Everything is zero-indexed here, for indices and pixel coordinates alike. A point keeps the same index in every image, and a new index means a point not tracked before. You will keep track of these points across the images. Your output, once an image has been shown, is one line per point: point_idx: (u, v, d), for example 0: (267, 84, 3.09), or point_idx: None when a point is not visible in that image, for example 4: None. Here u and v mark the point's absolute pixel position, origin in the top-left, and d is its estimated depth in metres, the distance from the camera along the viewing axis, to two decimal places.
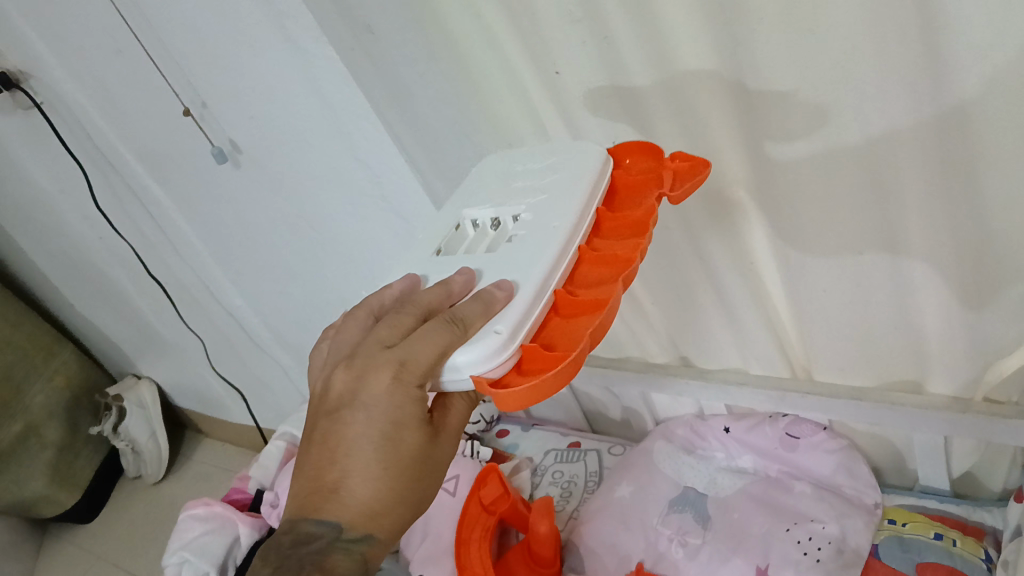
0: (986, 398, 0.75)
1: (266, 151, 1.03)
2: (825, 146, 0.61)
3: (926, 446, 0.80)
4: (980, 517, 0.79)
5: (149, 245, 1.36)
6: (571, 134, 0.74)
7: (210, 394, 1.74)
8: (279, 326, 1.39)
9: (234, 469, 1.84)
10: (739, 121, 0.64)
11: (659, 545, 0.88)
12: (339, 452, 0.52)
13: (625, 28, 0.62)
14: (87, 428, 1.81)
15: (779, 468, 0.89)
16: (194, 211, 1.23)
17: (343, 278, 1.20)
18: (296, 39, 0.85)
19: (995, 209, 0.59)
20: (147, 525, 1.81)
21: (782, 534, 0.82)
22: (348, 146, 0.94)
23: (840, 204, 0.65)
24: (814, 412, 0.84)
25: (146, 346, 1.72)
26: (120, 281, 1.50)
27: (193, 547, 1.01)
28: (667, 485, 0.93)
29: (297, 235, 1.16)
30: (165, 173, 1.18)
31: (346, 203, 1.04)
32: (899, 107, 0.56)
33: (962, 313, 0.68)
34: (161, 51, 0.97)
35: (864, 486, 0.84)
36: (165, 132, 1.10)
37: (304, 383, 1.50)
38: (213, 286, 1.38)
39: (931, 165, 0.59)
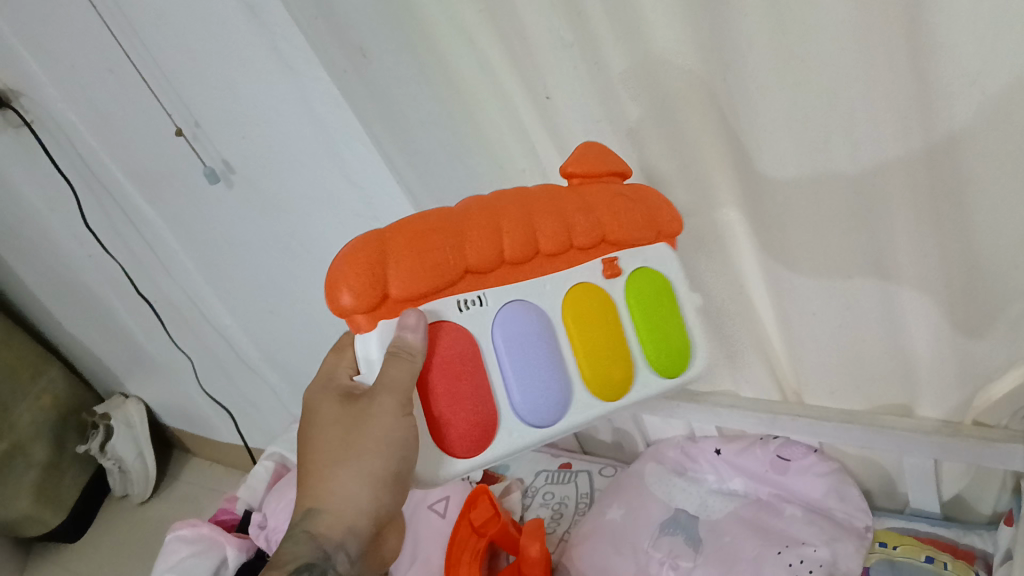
0: (975, 421, 0.75)
1: (258, 172, 1.03)
2: (815, 172, 0.62)
3: (916, 469, 0.80)
4: (970, 540, 0.79)
5: (139, 264, 1.35)
6: (563, 158, 0.75)
7: (198, 413, 1.72)
8: (269, 345, 1.38)
9: (222, 489, 1.83)
10: (730, 146, 0.65)
11: (649, 568, 0.87)
12: (308, 470, 0.53)
13: (618, 54, 0.63)
14: (73, 447, 1.79)
15: (770, 491, 0.89)
16: (185, 230, 1.22)
17: None
18: (290, 60, 0.85)
19: (984, 235, 0.60)
20: (133, 546, 1.79)
21: (773, 558, 0.82)
22: (340, 167, 0.95)
23: (830, 229, 0.66)
24: (806, 436, 0.84)
25: (134, 365, 1.71)
26: (109, 299, 1.49)
27: (178, 569, 1.00)
28: (659, 507, 0.92)
29: (287, 255, 1.16)
30: (156, 192, 1.18)
31: (338, 223, 1.04)
32: (889, 133, 0.56)
33: (951, 337, 0.69)
34: (154, 71, 0.97)
35: (855, 509, 0.84)
36: (156, 151, 1.10)
37: (293, 403, 1.49)
38: (203, 305, 1.37)
39: (920, 191, 0.59)
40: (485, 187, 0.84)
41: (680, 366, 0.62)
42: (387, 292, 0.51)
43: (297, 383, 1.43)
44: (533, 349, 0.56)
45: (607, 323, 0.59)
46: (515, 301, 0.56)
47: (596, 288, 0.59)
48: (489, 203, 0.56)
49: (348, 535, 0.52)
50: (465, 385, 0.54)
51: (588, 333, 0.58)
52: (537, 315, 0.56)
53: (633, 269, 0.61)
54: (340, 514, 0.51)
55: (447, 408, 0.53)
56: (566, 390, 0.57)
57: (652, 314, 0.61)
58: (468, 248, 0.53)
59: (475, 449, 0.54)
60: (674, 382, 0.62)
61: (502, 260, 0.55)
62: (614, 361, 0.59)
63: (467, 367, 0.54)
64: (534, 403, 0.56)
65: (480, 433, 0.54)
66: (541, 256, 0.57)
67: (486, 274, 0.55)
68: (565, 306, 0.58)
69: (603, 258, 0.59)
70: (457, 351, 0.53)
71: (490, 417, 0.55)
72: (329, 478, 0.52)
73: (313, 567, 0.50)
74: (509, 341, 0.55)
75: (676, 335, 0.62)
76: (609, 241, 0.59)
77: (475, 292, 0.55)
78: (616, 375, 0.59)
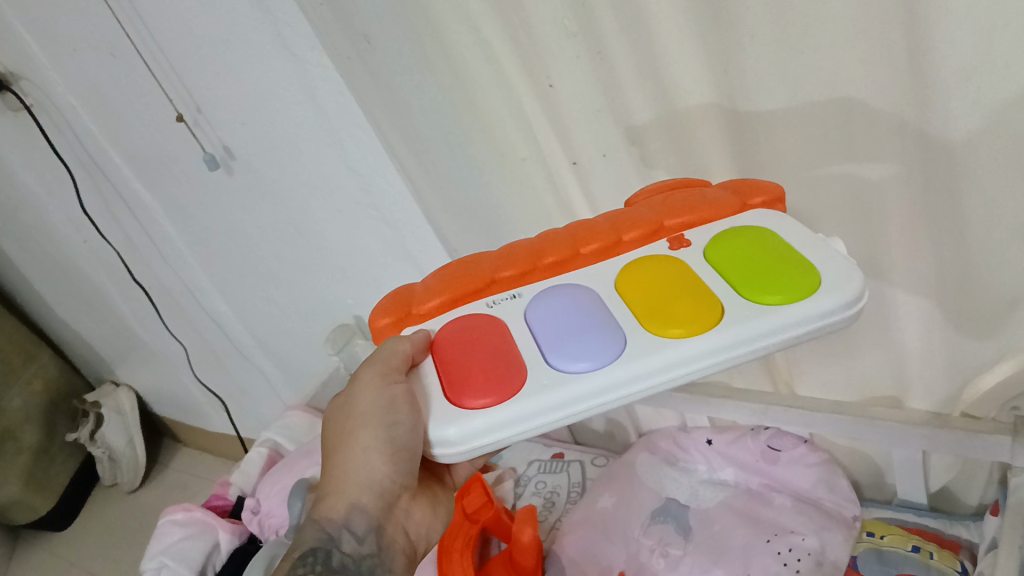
0: (964, 413, 0.76)
1: (258, 159, 1.04)
2: (813, 164, 0.63)
3: (904, 461, 0.81)
4: (956, 531, 0.80)
5: (135, 251, 1.36)
6: (563, 146, 0.76)
7: (190, 401, 1.72)
8: (264, 333, 1.38)
9: (213, 479, 1.83)
10: (730, 137, 0.66)
11: (640, 556, 0.88)
12: (333, 446, 0.60)
13: (621, 44, 0.63)
14: (64, 434, 1.80)
15: (760, 481, 0.90)
16: (183, 216, 1.23)
17: (330, 285, 1.21)
18: (293, 47, 0.86)
19: (977, 229, 0.60)
20: (122, 534, 1.79)
21: (762, 546, 0.83)
22: (341, 153, 0.96)
23: (825, 220, 0.68)
24: (797, 425, 0.85)
25: (126, 352, 1.71)
26: (104, 286, 1.49)
27: (172, 552, 1.00)
28: (650, 496, 0.93)
29: (285, 242, 1.16)
30: (154, 177, 1.18)
31: (336, 210, 1.05)
32: (885, 123, 0.57)
33: (941, 329, 0.70)
34: (156, 55, 0.98)
35: (844, 499, 0.85)
36: (155, 135, 1.10)
37: (286, 391, 1.50)
38: (198, 293, 1.38)
39: (915, 182, 0.60)
40: (486, 176, 0.85)
41: (796, 296, 0.48)
42: (410, 307, 0.57)
43: (292, 372, 1.44)
44: (573, 318, 0.52)
45: (675, 282, 0.52)
46: (563, 287, 0.55)
47: (657, 260, 0.55)
48: (543, 236, 0.60)
49: (351, 514, 0.58)
50: (482, 356, 0.52)
51: (652, 296, 0.52)
52: (579, 293, 0.54)
53: (709, 240, 0.55)
54: (342, 494, 0.58)
55: (461, 372, 0.51)
56: (620, 341, 0.50)
57: (746, 262, 0.52)
58: (500, 263, 0.57)
59: (488, 398, 0.49)
60: (794, 312, 0.48)
61: (539, 262, 0.56)
62: (698, 311, 0.50)
63: (489, 338, 0.53)
64: (586, 361, 0.49)
65: (496, 383, 0.50)
66: (587, 252, 0.56)
67: (528, 277, 0.57)
68: (621, 286, 0.54)
69: (669, 237, 0.56)
70: (478, 327, 0.54)
71: (512, 371, 0.50)
72: (337, 461, 0.59)
73: (318, 549, 0.58)
74: (548, 317, 0.53)
75: (795, 275, 0.50)
76: (672, 227, 0.57)
77: (511, 291, 0.56)
78: (701, 323, 0.49)
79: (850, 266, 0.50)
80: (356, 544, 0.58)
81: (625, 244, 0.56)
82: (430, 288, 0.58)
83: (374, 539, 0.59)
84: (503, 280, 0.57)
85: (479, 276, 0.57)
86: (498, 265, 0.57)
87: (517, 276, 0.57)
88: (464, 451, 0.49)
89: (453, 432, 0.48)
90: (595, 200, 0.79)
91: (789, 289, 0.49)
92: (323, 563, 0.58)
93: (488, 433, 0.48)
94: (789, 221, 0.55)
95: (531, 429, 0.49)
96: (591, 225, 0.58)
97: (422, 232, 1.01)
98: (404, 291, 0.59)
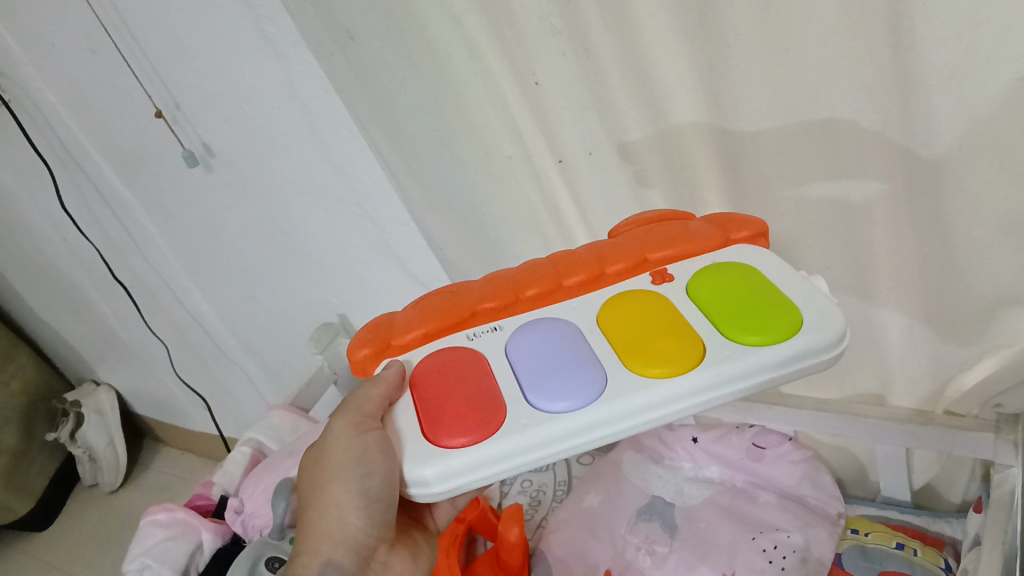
0: (947, 410, 0.76)
1: (240, 157, 1.03)
2: (797, 162, 0.63)
3: (887, 458, 0.81)
4: (939, 527, 0.80)
5: (115, 249, 1.34)
6: (549, 145, 0.75)
7: (172, 400, 1.71)
8: (246, 332, 1.37)
9: (195, 479, 1.82)
10: (714, 135, 0.66)
11: (626, 554, 0.88)
12: (310, 497, 0.60)
13: (606, 42, 0.63)
14: (43, 434, 1.78)
15: (745, 478, 0.90)
16: (164, 214, 1.21)
17: (314, 284, 1.20)
18: (276, 43, 0.85)
19: (961, 227, 0.61)
20: (103, 535, 1.77)
21: (748, 543, 0.83)
22: (324, 151, 0.95)
23: (810, 218, 0.68)
24: (781, 423, 0.86)
25: (106, 351, 1.69)
26: (83, 284, 1.48)
27: (154, 553, 0.99)
28: (636, 493, 0.93)
29: (268, 240, 1.15)
30: (134, 174, 1.17)
31: (320, 208, 1.04)
32: (869, 123, 0.57)
33: (923, 328, 0.71)
34: (136, 51, 0.97)
35: (827, 496, 0.85)
36: (135, 132, 1.09)
37: (269, 390, 1.49)
38: (179, 291, 1.36)
39: (899, 180, 0.61)
40: (471, 173, 0.84)
41: (779, 337, 0.49)
42: (390, 339, 0.57)
43: (275, 371, 1.43)
44: (556, 355, 0.52)
45: (658, 321, 0.52)
46: (545, 319, 0.55)
47: (640, 295, 0.55)
48: (525, 266, 0.59)
49: (325, 569, 0.58)
50: (462, 392, 0.52)
51: (635, 333, 0.52)
52: (559, 328, 0.54)
53: (691, 276, 0.55)
54: (315, 552, 0.58)
55: (440, 409, 0.51)
56: (601, 378, 0.50)
57: (727, 300, 0.52)
58: (483, 293, 0.57)
59: (466, 435, 0.49)
60: (781, 351, 0.48)
61: (521, 294, 0.56)
62: (679, 349, 0.50)
63: (469, 374, 0.53)
64: (567, 402, 0.49)
65: (475, 421, 0.49)
66: (571, 285, 0.56)
67: (511, 308, 0.56)
68: (603, 321, 0.54)
69: (653, 271, 0.57)
70: (459, 361, 0.54)
71: (492, 410, 0.50)
72: (312, 516, 0.60)
73: None
74: (530, 352, 0.53)
75: (778, 316, 0.50)
76: (656, 260, 0.57)
77: (493, 323, 0.56)
78: (684, 362, 0.49)
79: (833, 307, 0.51)
80: None
81: (609, 276, 0.56)
82: (412, 319, 0.57)
83: None
84: (485, 312, 0.56)
85: (462, 308, 0.56)
86: (481, 296, 0.57)
87: (498, 308, 0.56)
88: (443, 490, 0.49)
89: (431, 472, 0.48)
90: (581, 197, 0.79)
91: (771, 330, 0.49)
92: None
93: (464, 473, 0.48)
94: (771, 257, 0.55)
95: (512, 468, 0.49)
96: (574, 256, 0.58)
97: (406, 229, 1.00)
98: (384, 321, 0.59)
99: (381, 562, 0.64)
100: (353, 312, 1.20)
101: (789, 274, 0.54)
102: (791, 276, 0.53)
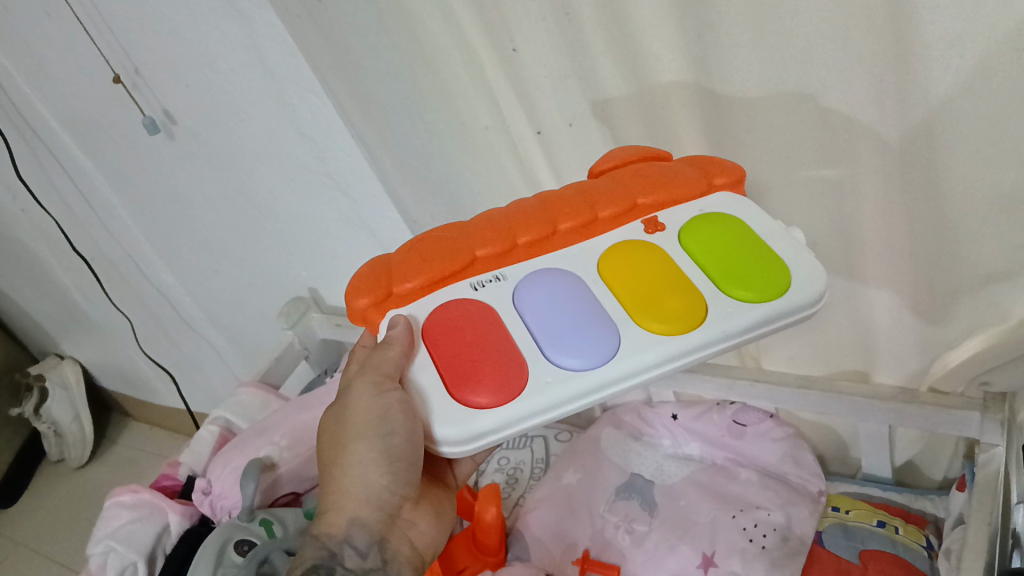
0: (931, 388, 0.74)
1: (205, 126, 0.98)
2: (786, 133, 0.61)
3: (870, 435, 0.80)
4: (922, 505, 0.79)
5: (75, 219, 1.28)
6: (527, 113, 0.72)
7: (138, 375, 1.66)
8: (213, 306, 1.33)
9: (164, 455, 1.78)
10: (701, 105, 0.63)
11: (605, 533, 0.86)
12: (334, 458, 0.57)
13: (589, 6, 0.60)
14: (6, 408, 1.74)
15: (726, 455, 0.88)
16: (126, 183, 1.16)
17: (283, 256, 1.16)
18: (239, 5, 0.80)
19: (955, 202, 0.58)
20: (69, 512, 1.73)
21: (728, 521, 0.81)
22: (292, 119, 0.91)
23: (798, 192, 0.65)
24: (762, 399, 0.83)
25: (70, 325, 1.64)
26: (44, 256, 1.42)
27: (119, 536, 0.96)
28: (615, 472, 0.91)
29: (234, 212, 1.11)
30: (93, 143, 1.11)
31: (288, 179, 1.01)
32: (863, 95, 0.55)
33: (911, 303, 0.69)
34: (91, 12, 0.91)
35: (810, 473, 0.83)
36: (93, 99, 1.03)
37: (237, 364, 1.45)
38: (143, 263, 1.31)
39: (891, 156, 0.58)
40: (446, 143, 0.81)
41: (777, 292, 0.48)
42: (390, 287, 0.52)
43: (243, 345, 1.39)
44: (567, 308, 0.50)
45: (663, 274, 0.50)
46: (551, 270, 0.52)
47: (641, 247, 0.52)
48: (512, 206, 0.56)
49: (351, 528, 0.56)
50: (478, 350, 0.48)
51: (639, 286, 0.50)
52: (568, 280, 0.51)
53: (686, 223, 0.53)
54: (340, 511, 0.56)
55: (459, 366, 0.48)
56: (615, 337, 0.48)
57: (725, 251, 0.51)
58: (477, 237, 0.53)
59: (494, 396, 0.46)
60: (779, 306, 0.48)
61: (517, 240, 0.53)
62: (687, 304, 0.49)
63: (480, 329, 0.49)
64: (577, 361, 0.47)
65: (499, 380, 0.47)
66: (566, 229, 0.53)
67: (508, 256, 0.53)
68: (607, 273, 0.51)
69: (644, 218, 0.54)
70: (465, 315, 0.50)
71: (513, 369, 0.47)
72: (334, 477, 0.57)
73: (321, 566, 0.56)
74: (537, 303, 0.50)
75: (773, 270, 0.49)
76: (646, 206, 0.54)
77: (493, 272, 0.52)
78: (690, 319, 0.48)
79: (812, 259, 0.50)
80: (358, 560, 0.56)
81: (601, 222, 0.53)
82: (411, 264, 0.52)
83: (378, 554, 0.57)
84: (484, 258, 0.53)
85: (460, 254, 0.52)
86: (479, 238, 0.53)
87: (499, 253, 0.53)
88: (470, 447, 0.46)
89: (458, 432, 0.45)
90: (560, 169, 0.76)
91: (770, 286, 0.48)
92: None
93: (493, 432, 0.46)
94: (757, 207, 0.54)
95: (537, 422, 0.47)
96: (560, 197, 0.55)
97: (378, 202, 0.97)
98: (380, 265, 0.53)
99: (406, 521, 0.59)
100: (324, 286, 1.17)
101: (771, 227, 0.52)
102: (777, 229, 0.52)
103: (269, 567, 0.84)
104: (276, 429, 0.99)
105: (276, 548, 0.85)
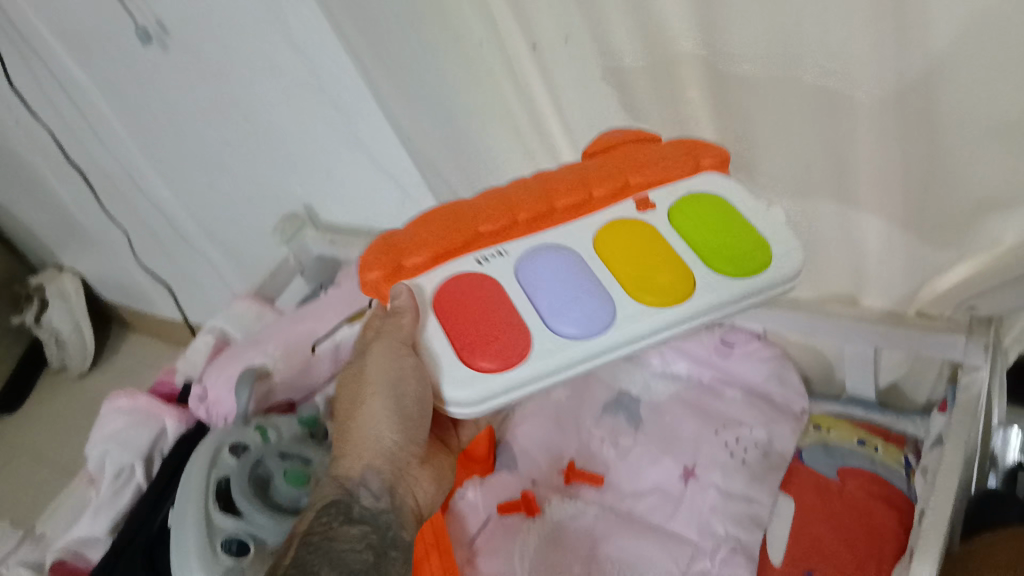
0: (919, 312, 0.74)
1: (197, 35, 0.97)
2: (781, 55, 0.60)
3: (857, 355, 0.81)
4: (902, 426, 0.81)
5: (69, 130, 1.28)
6: (522, 27, 0.70)
7: (136, 287, 1.67)
8: (209, 220, 1.33)
9: (161, 364, 1.80)
10: (698, 23, 0.61)
11: (590, 446, 0.88)
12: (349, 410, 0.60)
13: None
14: (7, 318, 1.77)
15: (712, 374, 0.89)
16: (118, 94, 1.15)
17: (277, 171, 1.15)
18: None
19: (949, 126, 0.58)
20: (70, 420, 1.76)
21: (711, 436, 0.83)
22: (284, 30, 0.89)
23: (793, 118, 0.64)
24: (757, 321, 0.84)
25: (67, 237, 1.64)
26: (39, 168, 1.42)
27: (117, 439, 0.99)
28: (603, 388, 0.92)
29: (228, 125, 1.10)
30: (84, 52, 1.10)
31: (281, 92, 0.99)
32: (862, 12, 0.54)
33: (900, 229, 0.68)
34: None
35: (793, 393, 0.84)
36: (83, 6, 1.01)
37: (234, 278, 1.46)
38: (138, 176, 1.31)
39: (887, 80, 0.57)
40: (439, 57, 0.79)
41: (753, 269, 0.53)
42: (400, 261, 0.55)
43: (239, 258, 1.39)
44: (567, 281, 0.54)
45: (655, 254, 0.55)
46: (550, 247, 0.56)
47: (633, 224, 0.57)
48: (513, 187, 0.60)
49: (368, 473, 0.58)
50: (485, 315, 0.52)
51: (633, 261, 0.55)
52: (564, 257, 0.56)
53: (673, 206, 0.58)
54: (357, 458, 0.58)
55: (469, 334, 0.52)
56: (609, 309, 0.52)
57: (710, 227, 0.56)
58: (481, 214, 0.57)
59: (501, 362, 0.50)
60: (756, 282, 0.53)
61: (517, 218, 0.57)
62: (676, 279, 0.54)
63: (485, 297, 0.53)
64: (575, 325, 0.52)
65: (503, 344, 0.51)
66: (563, 207, 0.57)
67: (508, 233, 0.57)
68: (600, 249, 0.56)
69: (636, 194, 0.58)
70: (472, 287, 0.54)
71: (515, 333, 0.52)
72: (350, 427, 0.59)
73: (339, 503, 0.57)
74: (536, 276, 0.54)
75: (751, 247, 0.55)
76: (638, 184, 0.58)
77: (496, 248, 0.56)
78: (679, 291, 0.53)
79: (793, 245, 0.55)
80: (373, 501, 0.57)
81: (596, 200, 0.58)
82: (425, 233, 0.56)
83: (391, 499, 0.58)
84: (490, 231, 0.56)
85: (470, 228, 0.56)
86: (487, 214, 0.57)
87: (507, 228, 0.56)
88: (479, 408, 0.50)
89: (469, 394, 0.49)
90: (555, 86, 0.75)
91: (748, 262, 0.54)
92: (345, 515, 0.57)
93: (502, 394, 0.50)
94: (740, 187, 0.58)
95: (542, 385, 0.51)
96: (559, 180, 0.59)
97: (371, 116, 0.95)
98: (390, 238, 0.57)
99: (413, 478, 0.61)
100: (318, 202, 1.16)
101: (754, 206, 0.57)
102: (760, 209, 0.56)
103: (263, 469, 0.86)
104: (270, 342, 1.01)
105: (269, 454, 0.87)
